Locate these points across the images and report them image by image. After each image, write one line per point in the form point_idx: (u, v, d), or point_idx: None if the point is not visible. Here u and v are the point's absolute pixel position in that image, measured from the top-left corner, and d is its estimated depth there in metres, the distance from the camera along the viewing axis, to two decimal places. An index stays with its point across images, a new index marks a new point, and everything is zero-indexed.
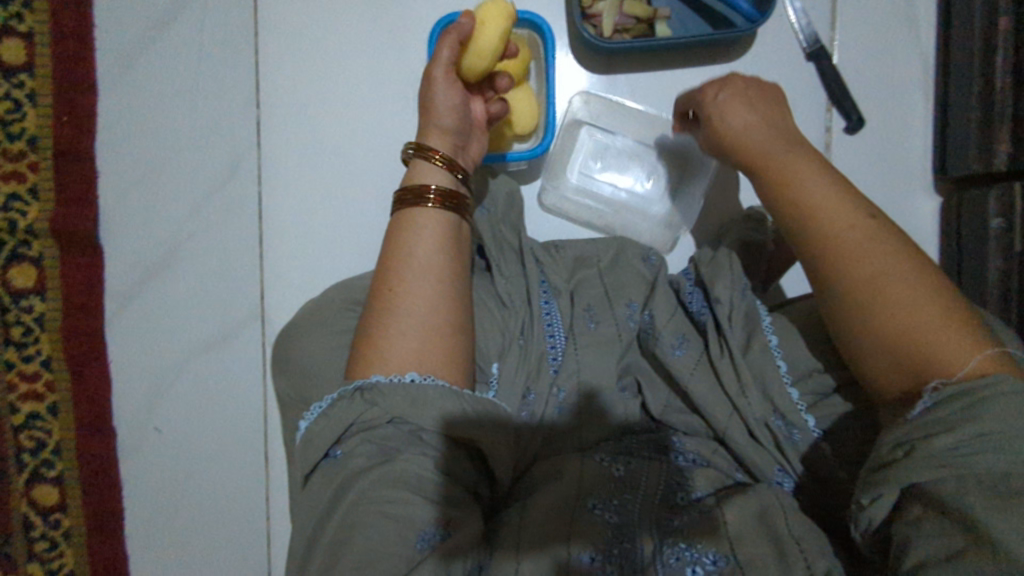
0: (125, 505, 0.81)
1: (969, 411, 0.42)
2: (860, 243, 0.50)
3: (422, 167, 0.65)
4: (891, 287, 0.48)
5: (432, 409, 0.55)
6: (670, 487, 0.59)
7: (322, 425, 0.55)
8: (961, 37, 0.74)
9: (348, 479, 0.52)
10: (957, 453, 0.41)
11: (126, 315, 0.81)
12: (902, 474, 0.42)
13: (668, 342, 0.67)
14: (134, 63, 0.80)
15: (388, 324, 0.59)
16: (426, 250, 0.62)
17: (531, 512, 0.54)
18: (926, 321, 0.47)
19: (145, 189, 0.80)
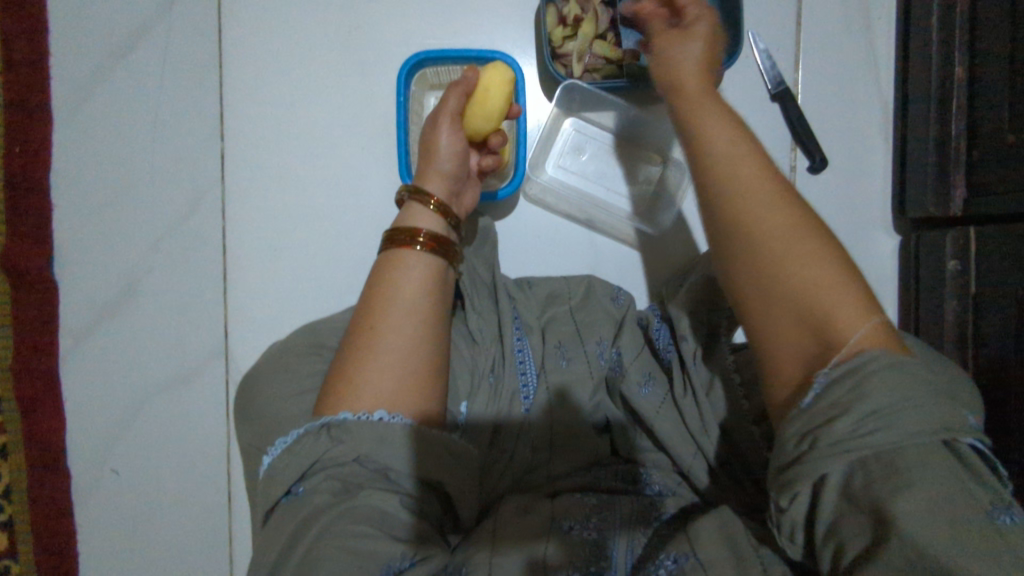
0: (78, 551, 0.78)
1: (856, 393, 0.41)
2: (764, 201, 0.49)
3: (415, 210, 0.65)
4: (805, 270, 0.46)
5: (401, 446, 0.54)
6: (644, 508, 0.59)
7: (287, 460, 0.53)
8: (919, 83, 0.76)
9: (309, 517, 0.50)
10: (857, 436, 0.40)
11: (81, 353, 0.77)
12: (810, 469, 0.41)
13: (634, 380, 0.68)
14: (93, 92, 0.78)
15: (361, 366, 0.57)
16: (409, 288, 0.61)
17: (503, 532, 0.54)
18: (839, 301, 0.45)
19: (102, 221, 0.78)
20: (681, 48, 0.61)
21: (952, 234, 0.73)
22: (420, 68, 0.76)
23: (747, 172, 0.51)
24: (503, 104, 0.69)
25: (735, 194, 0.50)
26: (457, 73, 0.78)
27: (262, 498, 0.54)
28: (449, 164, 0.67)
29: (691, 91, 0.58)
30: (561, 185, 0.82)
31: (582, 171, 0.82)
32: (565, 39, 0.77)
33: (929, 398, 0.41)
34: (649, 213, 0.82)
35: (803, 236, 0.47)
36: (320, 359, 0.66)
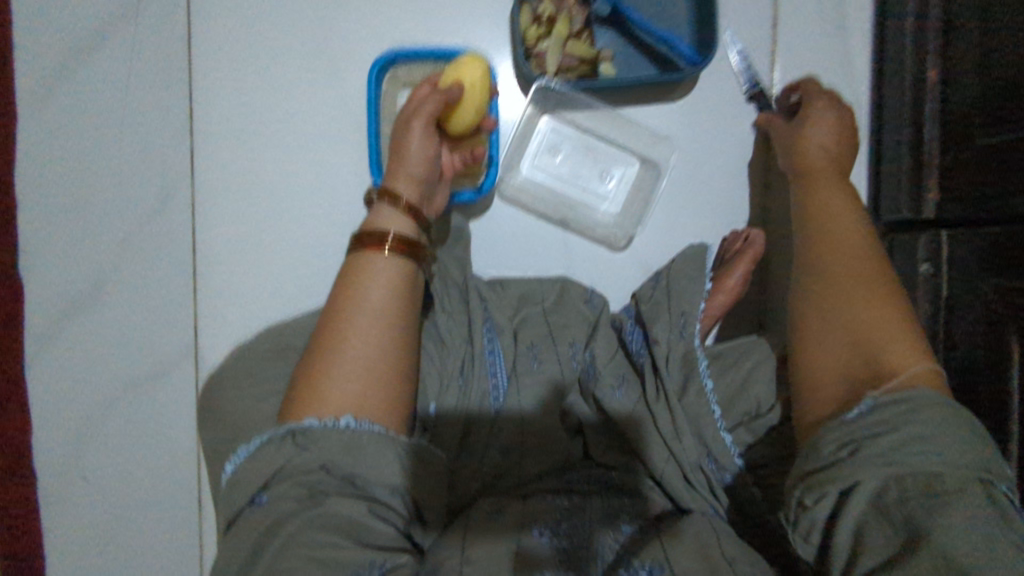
0: (43, 553, 0.77)
1: (909, 414, 0.46)
2: (854, 251, 0.58)
3: (385, 214, 0.64)
4: (883, 314, 0.53)
5: (371, 453, 0.52)
6: (615, 514, 0.60)
7: (250, 467, 0.51)
8: (893, 83, 0.75)
9: (273, 527, 0.48)
10: (897, 450, 0.44)
11: (47, 352, 0.77)
12: (847, 473, 0.45)
13: (607, 383, 0.68)
14: (60, 88, 0.77)
15: (328, 371, 0.55)
16: (380, 291, 0.59)
17: (474, 547, 0.54)
18: (895, 342, 0.52)
19: (68, 218, 0.77)
20: (826, 115, 0.69)
21: (924, 237, 0.73)
22: (391, 68, 0.76)
23: (846, 226, 0.60)
24: (478, 105, 0.69)
25: (839, 241, 0.59)
26: (428, 72, 0.77)
27: (222, 509, 0.52)
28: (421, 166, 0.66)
29: (820, 163, 0.66)
30: (534, 185, 0.81)
31: (555, 172, 0.81)
32: (540, 38, 0.76)
33: (970, 435, 0.45)
34: (624, 213, 0.81)
35: (883, 289, 0.55)
36: (285, 362, 0.65)
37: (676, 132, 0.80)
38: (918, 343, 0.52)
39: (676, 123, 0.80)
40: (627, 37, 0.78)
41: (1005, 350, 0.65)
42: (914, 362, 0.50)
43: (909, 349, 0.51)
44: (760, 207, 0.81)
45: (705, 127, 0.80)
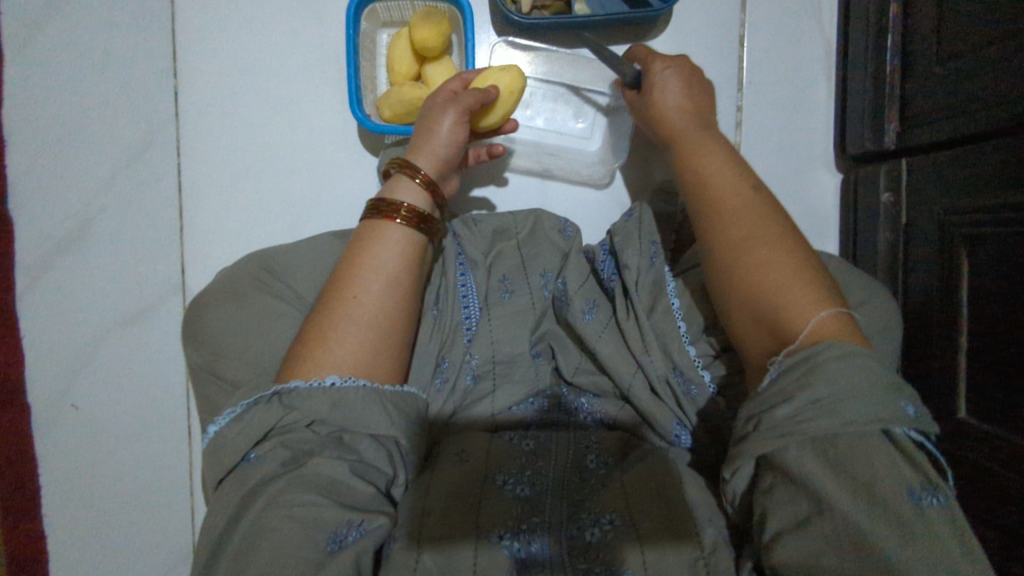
0: (39, 484, 0.80)
1: (805, 379, 0.42)
2: (739, 203, 0.54)
3: (403, 183, 0.61)
4: (774, 263, 0.50)
5: (355, 408, 0.53)
6: (580, 454, 0.60)
7: (237, 427, 0.50)
8: (859, 20, 0.78)
9: (259, 485, 0.48)
10: (793, 420, 0.41)
11: (37, 288, 0.79)
12: (750, 449, 0.42)
13: (579, 308, 0.69)
14: (42, 28, 0.78)
15: (327, 333, 0.55)
16: (391, 263, 0.58)
17: (437, 485, 0.54)
18: (793, 290, 0.48)
19: (57, 158, 0.79)
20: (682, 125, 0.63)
21: (885, 169, 0.76)
22: (370, 4, 0.76)
23: (726, 175, 0.57)
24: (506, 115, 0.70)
25: (717, 191, 0.56)
26: (407, 7, 0.78)
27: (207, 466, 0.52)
28: (448, 151, 0.64)
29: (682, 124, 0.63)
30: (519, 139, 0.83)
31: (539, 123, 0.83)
32: None
33: (874, 388, 0.41)
34: (610, 151, 0.83)
35: (776, 237, 0.52)
36: (267, 288, 0.65)
37: None
38: (820, 291, 0.48)
39: None
40: None
41: (954, 270, 0.67)
42: (813, 313, 0.47)
43: (808, 292, 0.48)
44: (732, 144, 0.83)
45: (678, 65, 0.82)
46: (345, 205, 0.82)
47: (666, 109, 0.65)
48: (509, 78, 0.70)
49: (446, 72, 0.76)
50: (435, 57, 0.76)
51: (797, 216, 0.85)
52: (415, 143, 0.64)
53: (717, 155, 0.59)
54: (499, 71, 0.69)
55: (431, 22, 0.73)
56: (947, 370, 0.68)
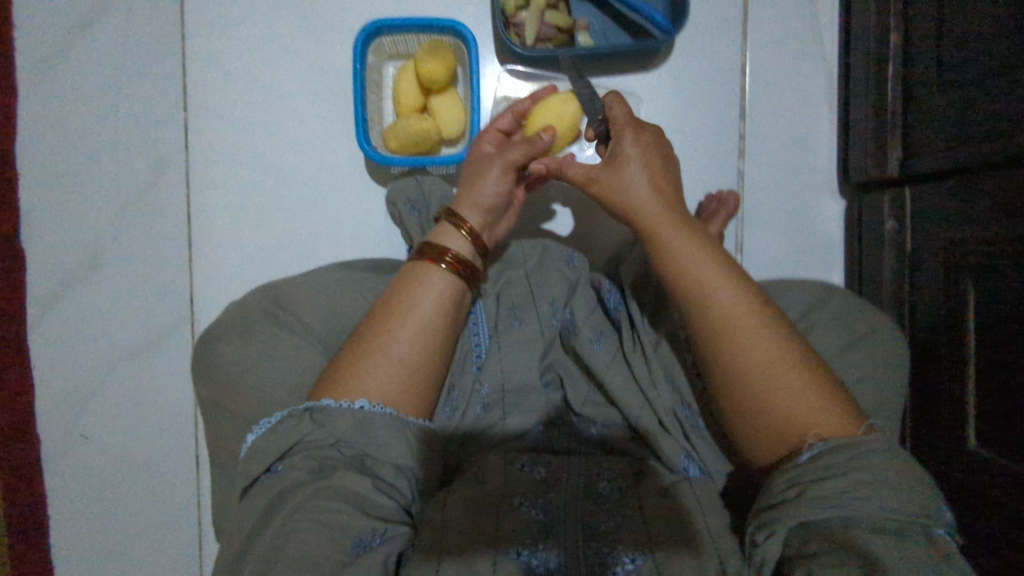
0: (47, 516, 0.80)
1: (851, 464, 0.48)
2: (724, 298, 0.56)
3: (448, 232, 0.63)
4: (758, 358, 0.54)
5: (382, 435, 0.55)
6: (592, 478, 0.61)
7: (269, 440, 0.54)
8: (860, 49, 0.79)
9: (283, 492, 0.51)
10: (842, 495, 0.47)
11: (46, 320, 0.79)
12: (796, 512, 0.47)
13: (587, 337, 0.69)
14: (52, 62, 0.79)
15: (360, 361, 0.58)
16: (428, 304, 0.60)
17: (455, 507, 0.55)
18: (787, 381, 0.53)
19: (68, 190, 0.79)
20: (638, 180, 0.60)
21: (889, 196, 0.76)
22: (377, 38, 0.78)
23: (698, 257, 0.58)
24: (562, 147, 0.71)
25: (695, 280, 0.57)
26: (413, 40, 0.79)
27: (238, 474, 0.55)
28: (493, 200, 0.64)
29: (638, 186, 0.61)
30: None
31: None
32: (518, 9, 0.78)
33: (906, 476, 0.48)
34: None
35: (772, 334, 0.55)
36: (275, 323, 0.65)
37: (651, 100, 0.83)
38: (831, 397, 0.53)
39: (652, 91, 0.83)
40: (602, 9, 0.80)
41: (961, 298, 0.67)
42: (833, 421, 0.52)
43: (795, 380, 0.53)
44: (736, 170, 0.84)
45: (681, 94, 0.83)
46: (352, 234, 0.83)
47: (639, 195, 0.60)
48: (567, 110, 0.69)
49: (451, 104, 0.77)
50: (441, 89, 0.78)
51: (802, 242, 0.85)
52: (462, 191, 0.65)
53: (688, 241, 0.58)
54: (558, 104, 0.69)
55: (437, 56, 0.74)
56: (955, 396, 0.68)
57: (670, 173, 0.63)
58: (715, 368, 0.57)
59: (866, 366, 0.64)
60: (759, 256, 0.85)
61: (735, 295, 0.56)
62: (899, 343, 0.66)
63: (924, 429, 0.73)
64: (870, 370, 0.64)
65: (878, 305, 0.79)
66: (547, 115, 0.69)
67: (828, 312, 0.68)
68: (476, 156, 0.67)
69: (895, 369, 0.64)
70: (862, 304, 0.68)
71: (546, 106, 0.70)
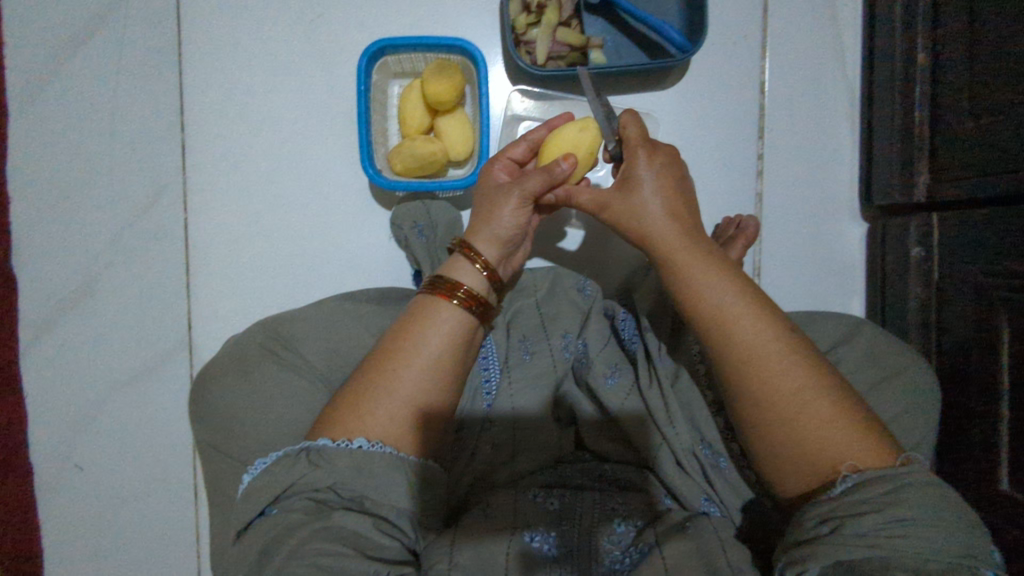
0: (42, 548, 0.78)
1: (891, 497, 0.44)
2: (744, 318, 0.51)
3: (462, 266, 0.58)
4: (786, 384, 0.49)
5: (382, 477, 0.50)
6: (606, 515, 0.57)
7: (262, 481, 0.49)
8: (884, 68, 0.76)
9: (280, 535, 0.46)
10: (882, 534, 0.43)
11: (40, 347, 0.77)
12: (830, 553, 0.42)
13: (600, 371, 0.66)
14: (47, 82, 0.77)
15: (361, 400, 0.52)
16: (437, 337, 0.55)
17: (464, 544, 0.51)
18: (818, 408, 0.48)
19: (63, 214, 0.77)
20: (647, 197, 0.56)
21: (915, 221, 0.73)
22: (382, 56, 0.75)
23: (711, 274, 0.53)
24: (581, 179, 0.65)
25: (706, 301, 0.52)
26: (419, 59, 0.77)
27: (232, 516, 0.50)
28: (511, 233, 0.60)
29: (652, 200, 0.56)
30: None
31: None
32: (529, 26, 0.75)
33: (951, 516, 0.43)
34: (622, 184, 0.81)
35: (797, 358, 0.50)
36: (275, 358, 0.62)
37: (666, 119, 0.80)
38: (861, 423, 0.48)
39: (667, 110, 0.80)
40: (616, 24, 0.77)
41: (993, 333, 0.64)
42: (863, 452, 0.47)
43: (827, 406, 0.48)
44: (754, 192, 0.81)
45: (698, 112, 0.80)
46: (356, 258, 0.80)
47: (649, 214, 0.56)
48: (585, 140, 0.63)
49: (459, 126, 0.74)
50: (449, 109, 0.74)
51: (823, 265, 0.82)
52: (476, 222, 0.60)
53: (701, 262, 0.53)
54: (575, 134, 0.63)
55: (444, 76, 0.71)
56: (988, 433, 0.65)
57: (681, 182, 0.58)
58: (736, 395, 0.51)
59: (896, 406, 0.61)
60: (778, 281, 0.82)
61: (756, 318, 0.51)
62: (930, 379, 0.63)
63: (954, 464, 0.70)
64: (901, 410, 0.60)
65: (904, 334, 0.75)
66: (562, 147, 0.63)
67: (856, 346, 0.64)
68: (490, 184, 0.62)
69: (927, 408, 0.61)
70: (890, 337, 0.65)
71: (563, 135, 0.63)
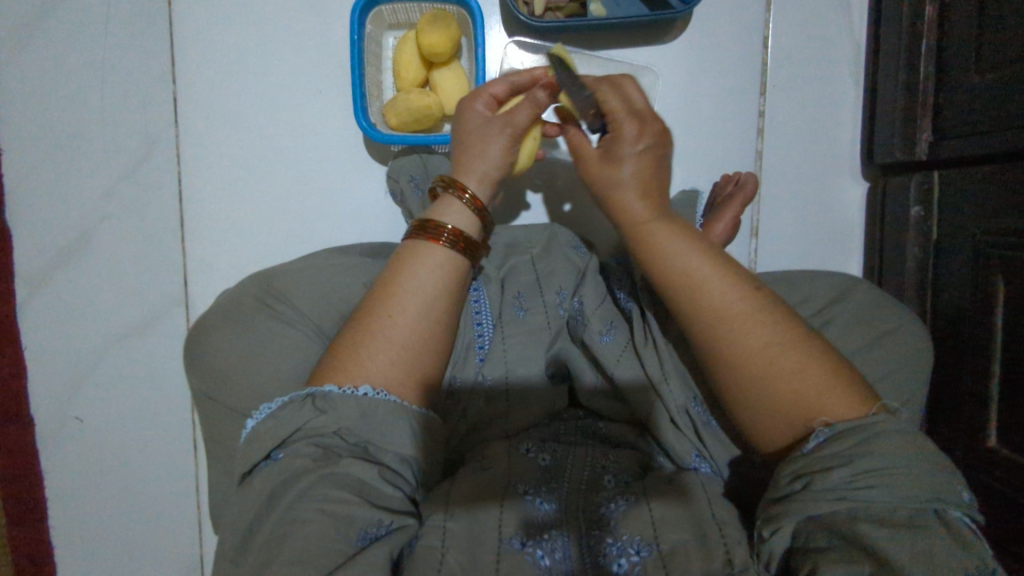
0: (46, 499, 0.79)
1: (860, 450, 0.44)
2: (687, 280, 0.51)
3: (448, 205, 0.58)
4: (753, 344, 0.48)
5: (387, 422, 0.50)
6: (596, 472, 0.57)
7: (268, 425, 0.50)
8: (891, 22, 0.74)
9: (287, 480, 0.47)
10: (850, 487, 0.43)
11: (37, 301, 0.77)
12: (800, 509, 0.43)
13: (596, 328, 0.65)
14: (35, 32, 0.75)
15: (357, 344, 0.53)
16: (425, 282, 0.55)
17: (457, 490, 0.52)
18: (795, 369, 0.48)
19: (56, 167, 0.76)
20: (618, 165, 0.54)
21: (916, 179, 0.73)
22: (376, 7, 0.73)
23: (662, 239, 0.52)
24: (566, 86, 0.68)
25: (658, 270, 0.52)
26: (413, 9, 0.75)
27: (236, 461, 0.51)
28: (499, 172, 0.60)
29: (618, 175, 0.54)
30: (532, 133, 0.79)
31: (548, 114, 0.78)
32: None
33: (926, 470, 0.43)
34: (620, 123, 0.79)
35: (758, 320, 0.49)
36: (270, 311, 0.63)
37: (667, 75, 0.78)
38: (842, 375, 0.48)
39: (668, 65, 0.78)
40: None
41: (987, 293, 0.64)
42: (846, 401, 0.47)
43: (797, 361, 0.48)
44: (754, 150, 0.79)
45: (700, 67, 0.78)
46: (350, 213, 0.79)
47: (617, 187, 0.54)
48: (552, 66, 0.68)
49: (455, 78, 0.73)
50: (444, 61, 0.73)
51: (822, 225, 0.81)
52: (465, 161, 0.59)
53: (661, 229, 0.52)
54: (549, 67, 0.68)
55: (438, 26, 0.69)
56: (977, 392, 0.66)
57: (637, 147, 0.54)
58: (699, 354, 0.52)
59: (890, 363, 0.61)
60: (774, 240, 0.81)
61: (701, 275, 0.50)
62: (923, 337, 0.63)
63: (945, 424, 0.70)
64: (896, 368, 0.60)
65: (900, 294, 0.75)
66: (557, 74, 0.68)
67: (851, 302, 0.64)
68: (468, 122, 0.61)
69: (920, 365, 0.62)
70: (886, 297, 0.65)
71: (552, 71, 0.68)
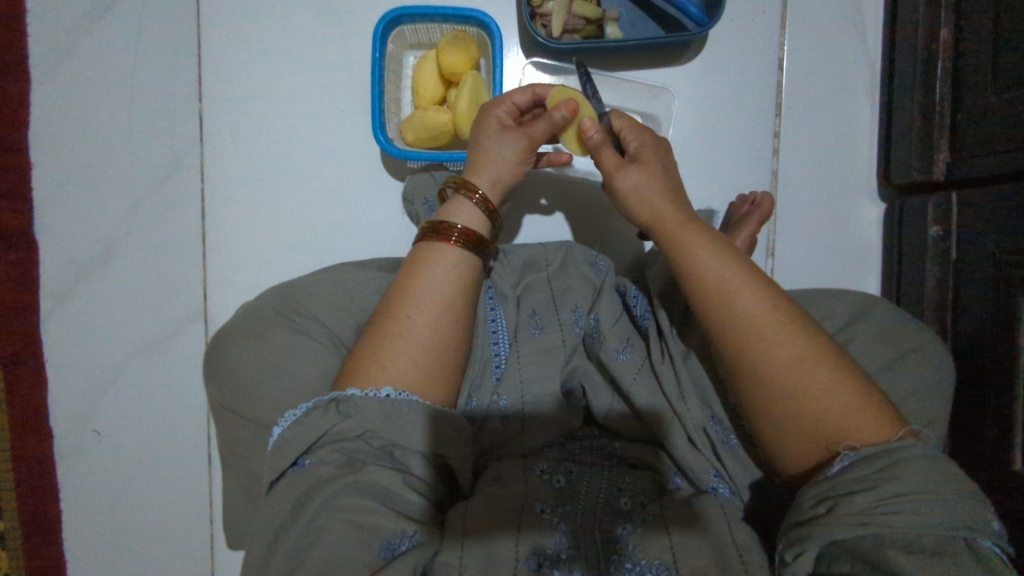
0: (61, 510, 0.79)
1: (887, 473, 0.43)
2: (719, 279, 0.51)
3: (460, 205, 0.59)
4: (784, 351, 0.49)
5: (411, 425, 0.50)
6: (612, 493, 0.56)
7: (294, 432, 0.50)
8: (906, 44, 0.74)
9: (314, 488, 0.47)
10: (877, 511, 0.42)
11: (61, 313, 0.78)
12: (825, 533, 0.42)
13: (612, 346, 0.65)
14: (69, 52, 0.78)
15: (381, 350, 0.53)
16: (442, 288, 0.55)
17: (473, 512, 0.51)
18: (825, 393, 0.47)
19: (84, 182, 0.78)
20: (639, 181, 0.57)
21: (934, 199, 0.72)
22: (398, 26, 0.75)
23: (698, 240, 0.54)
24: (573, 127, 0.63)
25: (697, 269, 0.53)
26: (435, 30, 0.77)
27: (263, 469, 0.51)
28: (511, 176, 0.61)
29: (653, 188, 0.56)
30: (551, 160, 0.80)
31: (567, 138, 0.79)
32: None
33: (955, 494, 0.43)
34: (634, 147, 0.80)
35: (791, 326, 0.50)
36: (289, 324, 0.63)
37: (683, 96, 0.79)
38: (874, 401, 0.48)
39: (684, 86, 0.79)
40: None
41: (1011, 313, 0.64)
42: (878, 425, 0.46)
43: (830, 385, 0.48)
44: (770, 171, 0.80)
45: (717, 89, 0.79)
46: (368, 229, 0.81)
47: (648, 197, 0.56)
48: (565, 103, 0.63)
49: None
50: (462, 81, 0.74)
51: (840, 244, 0.81)
52: (478, 162, 0.60)
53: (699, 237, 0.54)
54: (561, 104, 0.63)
55: (459, 46, 0.71)
56: (1002, 415, 0.64)
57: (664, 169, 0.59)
58: (729, 365, 0.51)
59: (911, 383, 0.60)
60: (792, 259, 0.81)
61: (735, 276, 0.51)
62: (943, 356, 0.63)
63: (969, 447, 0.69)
64: (917, 388, 0.59)
65: (920, 315, 0.74)
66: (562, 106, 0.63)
67: (870, 321, 0.64)
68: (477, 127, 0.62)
69: (942, 385, 0.61)
70: (905, 316, 0.65)
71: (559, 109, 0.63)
